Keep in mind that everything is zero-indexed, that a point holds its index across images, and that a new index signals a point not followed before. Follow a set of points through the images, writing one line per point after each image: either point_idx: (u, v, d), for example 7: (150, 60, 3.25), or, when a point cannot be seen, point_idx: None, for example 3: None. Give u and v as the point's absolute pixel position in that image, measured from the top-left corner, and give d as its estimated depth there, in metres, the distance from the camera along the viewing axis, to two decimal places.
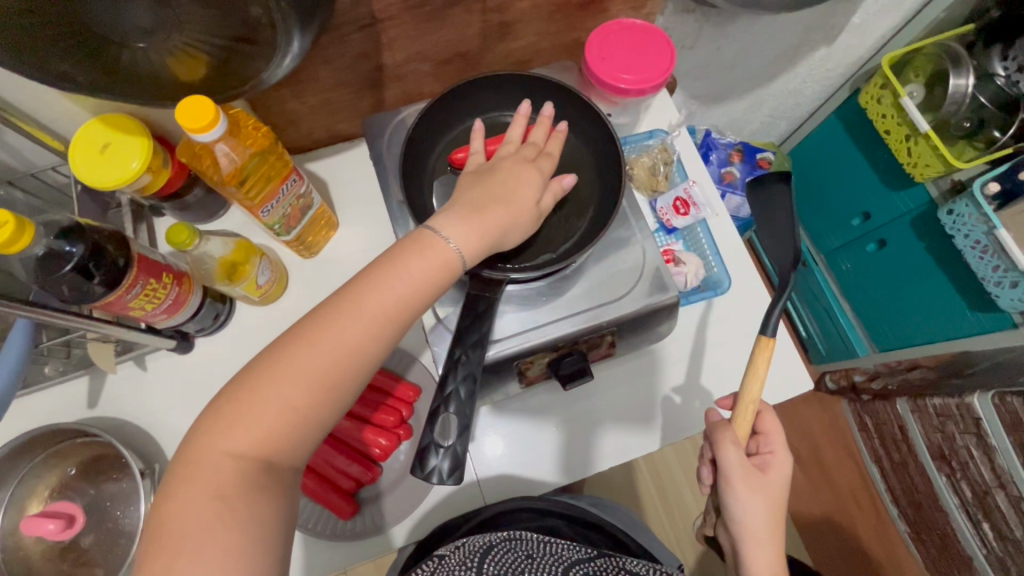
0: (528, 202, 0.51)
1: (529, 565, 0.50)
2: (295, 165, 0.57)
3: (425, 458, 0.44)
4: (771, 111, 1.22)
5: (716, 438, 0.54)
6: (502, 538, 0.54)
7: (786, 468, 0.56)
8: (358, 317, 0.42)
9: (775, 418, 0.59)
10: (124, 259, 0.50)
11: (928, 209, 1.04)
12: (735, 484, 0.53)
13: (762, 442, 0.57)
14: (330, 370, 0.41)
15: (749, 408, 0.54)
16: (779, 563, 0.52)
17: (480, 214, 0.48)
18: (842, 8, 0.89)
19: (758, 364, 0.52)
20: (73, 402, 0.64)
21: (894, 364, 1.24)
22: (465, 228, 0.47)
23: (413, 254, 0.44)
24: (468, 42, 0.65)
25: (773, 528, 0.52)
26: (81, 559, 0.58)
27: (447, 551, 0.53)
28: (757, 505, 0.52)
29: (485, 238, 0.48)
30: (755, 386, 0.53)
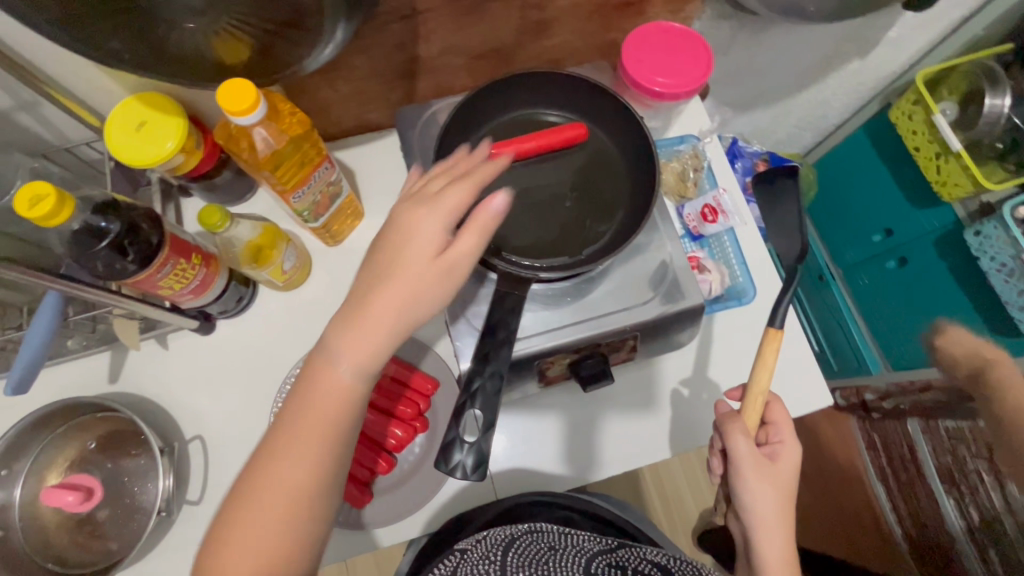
0: (443, 268, 0.42)
1: (553, 555, 0.51)
2: (328, 153, 0.57)
3: (449, 453, 0.45)
4: (799, 122, 1.20)
5: (726, 429, 0.54)
6: (523, 531, 0.54)
7: (795, 455, 0.55)
8: (279, 477, 0.40)
9: (783, 409, 0.59)
10: (158, 238, 0.49)
11: (952, 229, 1.04)
12: (746, 473, 0.53)
13: (771, 432, 0.57)
14: (278, 534, 0.40)
15: (757, 401, 0.54)
16: (790, 553, 0.52)
17: (366, 315, 0.41)
18: (879, 22, 0.88)
19: (767, 356, 0.52)
20: (94, 376, 0.64)
21: (908, 384, 1.18)
22: (357, 339, 0.41)
23: (316, 392, 0.41)
24: (503, 38, 0.64)
25: (783, 517, 0.52)
26: (97, 531, 0.59)
27: (467, 546, 0.52)
28: (767, 493, 0.53)
29: (380, 337, 0.41)
30: (763, 378, 0.53)
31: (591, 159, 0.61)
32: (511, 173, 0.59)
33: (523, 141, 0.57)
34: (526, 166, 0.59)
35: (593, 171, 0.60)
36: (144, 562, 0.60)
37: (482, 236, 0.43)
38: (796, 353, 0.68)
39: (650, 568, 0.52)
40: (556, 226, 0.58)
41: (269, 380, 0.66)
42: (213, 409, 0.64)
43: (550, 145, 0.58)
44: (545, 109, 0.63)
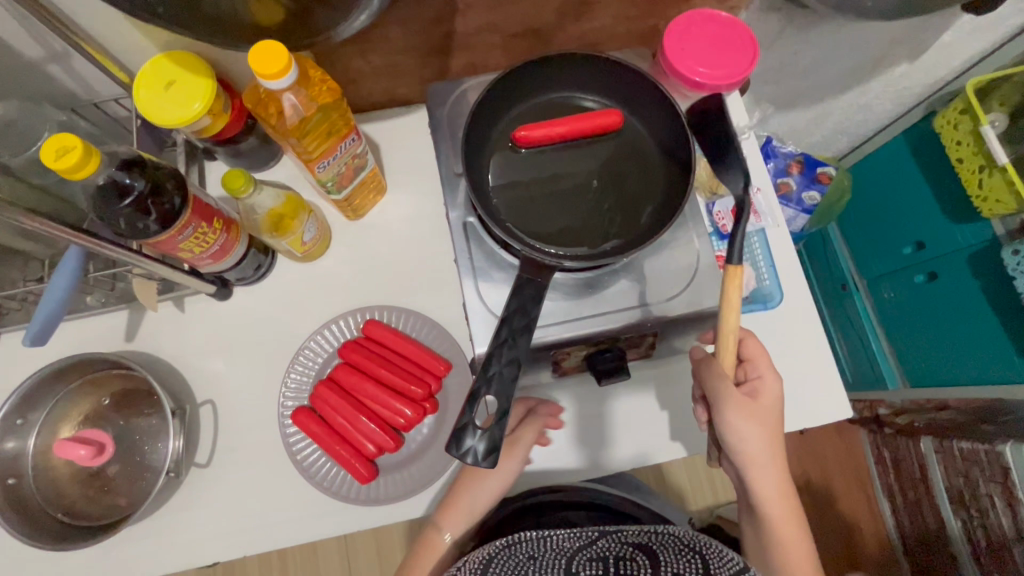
0: (516, 463, 0.60)
1: (533, 568, 0.52)
2: (356, 125, 0.56)
3: (461, 438, 0.42)
4: (837, 126, 1.16)
5: (705, 375, 0.55)
6: (502, 546, 0.55)
7: (776, 386, 0.56)
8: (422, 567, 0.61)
9: (758, 343, 0.59)
10: (180, 200, 0.48)
11: (989, 246, 1.00)
12: (730, 417, 0.54)
13: (749, 369, 0.57)
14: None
15: (728, 342, 0.52)
16: (783, 472, 0.56)
17: (467, 507, 0.59)
18: (934, 25, 0.84)
19: (731, 297, 0.50)
20: (112, 332, 0.65)
21: (922, 402, 1.19)
22: (459, 514, 0.60)
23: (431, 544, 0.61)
24: (543, 18, 0.62)
25: (772, 448, 0.55)
26: (107, 486, 0.60)
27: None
28: (753, 432, 0.54)
29: (465, 509, 0.59)
30: (732, 318, 0.50)
31: (624, 148, 0.58)
32: (540, 158, 0.58)
33: (554, 123, 0.56)
34: (556, 151, 0.58)
35: (626, 161, 0.58)
36: (153, 518, 0.61)
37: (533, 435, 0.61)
38: (820, 363, 0.65)
39: (632, 551, 0.52)
40: (585, 216, 0.56)
41: (282, 351, 0.66)
42: (226, 375, 0.65)
43: (582, 131, 0.57)
44: (581, 94, 0.60)
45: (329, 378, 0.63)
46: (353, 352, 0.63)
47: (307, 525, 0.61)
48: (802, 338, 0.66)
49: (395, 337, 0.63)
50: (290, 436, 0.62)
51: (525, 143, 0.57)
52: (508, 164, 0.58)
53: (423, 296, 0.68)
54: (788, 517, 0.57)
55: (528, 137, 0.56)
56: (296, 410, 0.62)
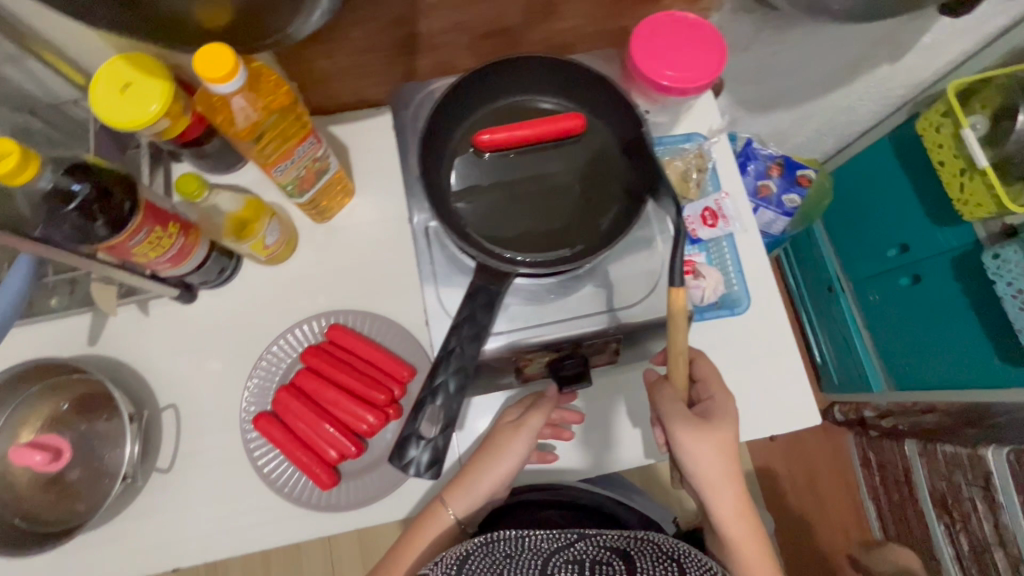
0: (524, 444, 0.56)
1: (509, 567, 0.50)
2: (314, 128, 0.55)
3: (404, 449, 0.43)
4: (821, 127, 1.15)
5: (656, 396, 0.56)
6: (478, 543, 0.53)
7: (729, 404, 0.55)
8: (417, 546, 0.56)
9: (709, 363, 0.59)
10: (130, 205, 0.48)
11: (971, 250, 0.99)
12: (683, 440, 0.53)
13: (702, 390, 0.57)
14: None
15: (678, 362, 0.52)
16: (744, 495, 0.54)
17: (474, 487, 0.56)
18: (914, 27, 0.83)
19: (679, 322, 0.49)
20: (75, 336, 0.64)
21: (908, 404, 1.18)
22: (465, 492, 0.56)
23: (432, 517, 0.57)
24: (509, 19, 0.61)
25: (730, 468, 0.53)
26: (66, 491, 0.60)
27: (426, 570, 0.51)
28: (709, 454, 0.53)
29: (467, 493, 0.56)
30: (680, 338, 0.50)
31: (587, 152, 0.58)
32: (502, 162, 0.57)
33: (517, 126, 0.55)
34: (518, 155, 0.57)
35: (588, 165, 0.57)
36: (114, 523, 0.60)
37: (542, 418, 0.57)
38: (791, 370, 0.65)
39: (610, 555, 0.52)
40: (544, 220, 0.56)
41: (247, 354, 0.65)
42: (190, 379, 0.64)
43: (545, 134, 0.56)
44: (541, 95, 0.60)
45: (291, 384, 0.63)
46: (315, 357, 0.62)
47: (268, 531, 0.60)
48: (772, 344, 0.65)
49: (359, 341, 0.63)
50: (251, 441, 0.62)
51: (488, 147, 0.56)
52: (470, 169, 0.57)
53: (389, 300, 0.67)
54: (756, 544, 0.54)
55: (489, 140, 0.56)
56: (257, 415, 0.61)
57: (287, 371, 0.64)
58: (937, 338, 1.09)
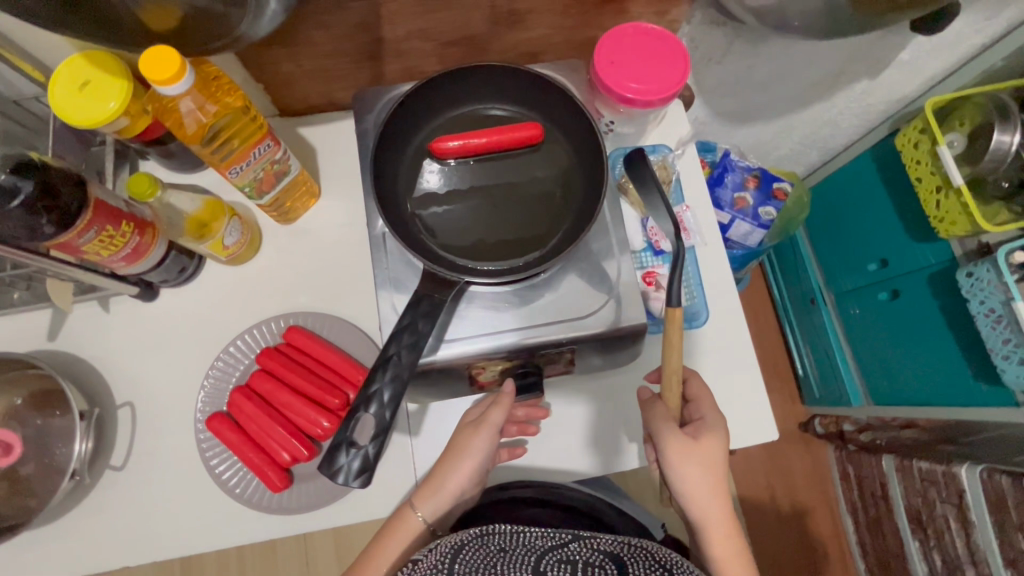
0: (488, 440, 0.56)
1: (501, 561, 0.48)
2: (272, 129, 0.55)
3: (335, 455, 0.43)
4: (802, 140, 1.15)
5: (647, 414, 0.56)
6: (474, 535, 0.51)
7: (720, 422, 0.54)
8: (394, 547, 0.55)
9: (702, 383, 0.59)
10: (78, 204, 0.49)
11: (948, 267, 0.99)
12: (671, 459, 0.52)
13: (693, 410, 0.57)
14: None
15: (673, 381, 0.54)
16: (733, 517, 0.52)
17: (441, 486, 0.55)
18: (889, 44, 0.83)
19: (674, 339, 0.51)
20: (35, 331, 0.64)
21: (888, 420, 1.20)
22: (432, 494, 0.56)
23: (402, 525, 0.55)
24: (474, 26, 0.62)
25: (717, 487, 0.51)
26: (17, 485, 0.59)
27: (420, 556, 0.50)
28: (697, 475, 0.51)
29: (434, 499, 0.56)
30: (675, 358, 0.52)
31: (542, 161, 0.58)
32: (458, 169, 0.58)
33: (473, 136, 0.56)
34: (478, 163, 0.58)
35: (547, 175, 0.57)
36: (66, 519, 0.60)
37: (506, 412, 0.56)
38: (751, 385, 0.64)
39: (602, 560, 0.49)
40: (495, 228, 0.56)
41: (206, 353, 0.65)
42: (149, 376, 0.64)
43: (501, 143, 0.56)
44: (492, 102, 0.60)
45: (246, 385, 0.63)
46: (271, 359, 0.63)
47: (219, 532, 0.60)
48: (732, 359, 0.65)
49: (317, 344, 0.63)
50: (204, 442, 0.62)
51: (446, 154, 0.56)
52: (429, 176, 0.57)
53: (350, 302, 0.67)
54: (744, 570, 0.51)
55: (446, 148, 0.56)
56: (211, 416, 0.62)
57: (243, 373, 0.64)
58: (917, 356, 1.09)
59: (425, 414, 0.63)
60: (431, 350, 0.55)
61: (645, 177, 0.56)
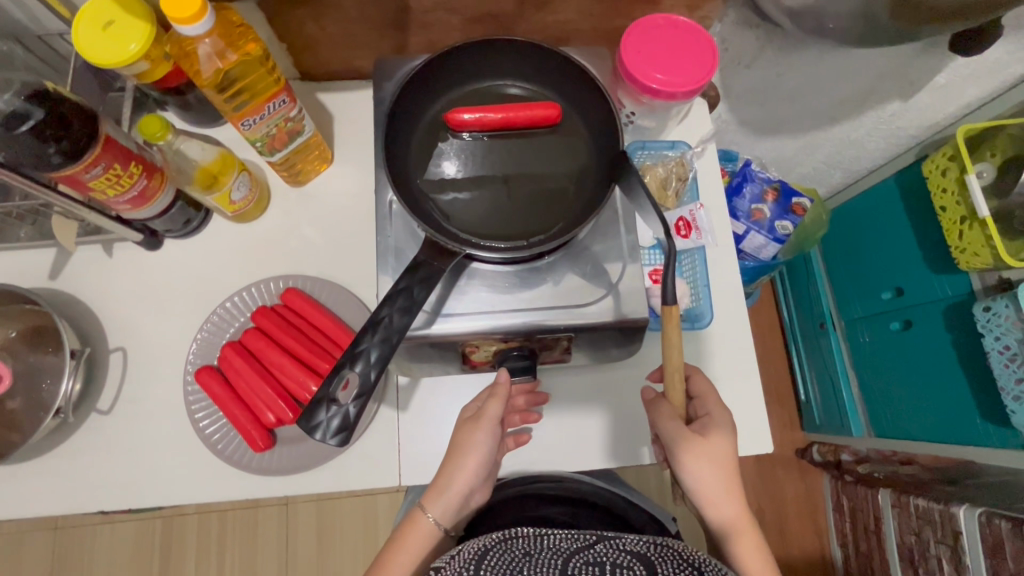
0: (490, 434, 0.53)
1: (527, 568, 0.40)
2: (288, 85, 0.55)
3: (314, 411, 0.42)
4: (826, 159, 1.13)
5: (654, 415, 0.54)
6: (497, 540, 0.45)
7: (727, 419, 0.53)
8: (413, 551, 0.52)
9: (705, 379, 0.57)
10: (88, 137, 0.49)
11: (965, 301, 0.96)
12: (681, 456, 0.51)
13: (699, 406, 0.55)
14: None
15: (675, 378, 0.51)
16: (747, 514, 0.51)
17: (449, 484, 0.52)
18: (924, 65, 0.81)
19: (672, 337, 0.48)
20: (37, 269, 0.65)
21: (888, 454, 1.18)
22: (440, 493, 0.52)
23: (414, 526, 0.52)
24: (502, 4, 0.61)
25: (730, 484, 0.51)
26: (4, 417, 0.59)
27: (440, 564, 0.43)
28: (706, 473, 0.50)
29: (450, 500, 0.52)
30: (675, 355, 0.49)
31: (556, 142, 0.57)
32: (471, 143, 0.57)
33: (489, 111, 0.55)
34: (491, 140, 0.57)
35: (561, 158, 0.57)
36: (48, 457, 0.60)
37: (504, 403, 0.54)
38: (751, 394, 0.63)
39: (630, 560, 0.41)
40: (501, 206, 0.55)
41: (203, 307, 0.65)
42: (144, 324, 0.64)
43: (518, 120, 0.55)
44: (510, 80, 0.59)
45: (238, 342, 0.62)
46: (267, 318, 0.62)
47: (197, 487, 0.59)
48: (733, 366, 0.64)
49: (313, 309, 0.62)
50: (191, 395, 0.61)
51: (462, 127, 0.56)
52: (440, 147, 0.57)
53: (351, 271, 0.67)
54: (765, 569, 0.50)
55: (461, 121, 0.55)
56: (200, 368, 0.61)
57: (235, 330, 0.64)
58: (926, 390, 1.06)
59: (414, 390, 0.63)
60: (425, 324, 0.54)
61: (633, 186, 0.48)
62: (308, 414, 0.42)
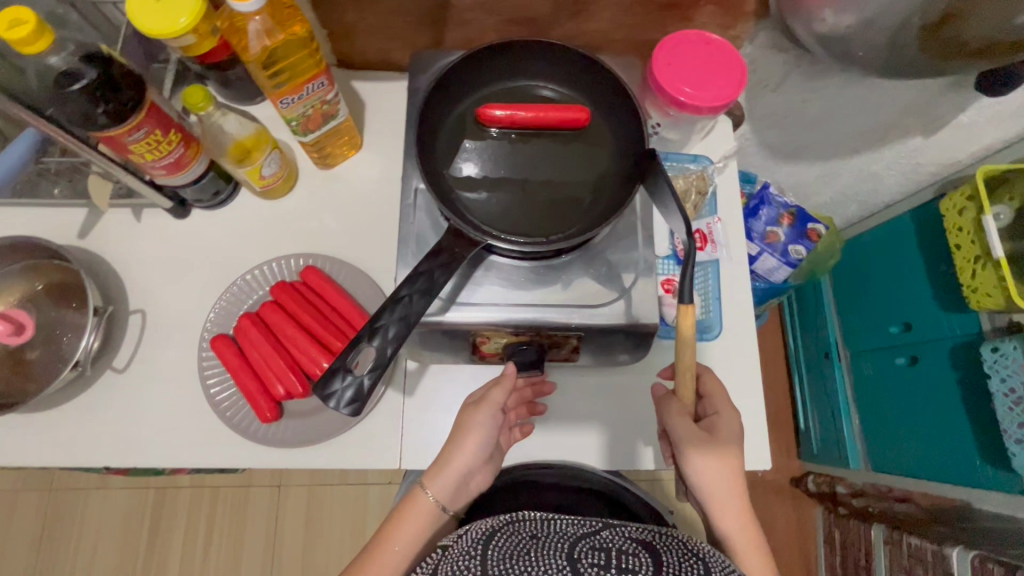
0: (492, 420, 0.54)
1: (533, 547, 0.42)
2: (328, 69, 0.57)
3: (330, 380, 0.43)
4: (844, 190, 1.14)
5: (664, 411, 0.55)
6: (504, 523, 0.46)
7: (734, 422, 0.55)
8: (414, 531, 0.52)
9: (716, 379, 0.58)
10: (134, 101, 0.51)
11: (973, 341, 0.96)
12: (692, 455, 0.52)
13: (707, 405, 0.56)
14: (413, 559, 0.52)
15: (686, 377, 0.52)
16: (751, 516, 0.52)
17: (450, 462, 0.53)
18: (948, 103, 0.82)
19: (686, 337, 0.49)
20: (67, 226, 0.66)
21: (885, 490, 1.17)
22: (442, 472, 0.53)
23: (413, 507, 0.53)
24: (539, 8, 0.63)
25: (736, 487, 0.52)
26: (22, 366, 0.61)
27: (450, 543, 0.46)
28: (717, 471, 0.52)
29: (454, 482, 0.53)
30: (688, 353, 0.50)
31: (583, 146, 0.58)
32: (500, 139, 0.58)
33: (520, 108, 0.56)
34: (519, 138, 0.58)
35: (584, 161, 0.58)
36: (59, 409, 0.62)
37: (508, 393, 0.55)
38: (753, 409, 0.63)
39: (635, 547, 0.42)
40: (524, 202, 0.56)
41: (223, 277, 0.67)
42: (165, 289, 0.66)
43: (546, 121, 0.57)
44: (542, 82, 0.61)
45: (255, 313, 0.64)
46: (286, 292, 0.63)
47: (202, 452, 0.61)
48: (737, 379, 0.64)
49: (329, 287, 0.64)
50: (205, 360, 0.63)
51: (492, 123, 0.57)
52: (469, 140, 0.58)
53: (370, 254, 0.68)
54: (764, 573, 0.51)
55: (491, 116, 0.56)
56: (216, 336, 0.63)
57: (254, 303, 0.65)
58: (927, 428, 1.05)
59: (422, 375, 0.64)
60: (439, 310, 0.55)
61: (659, 186, 0.49)
62: (324, 384, 0.43)
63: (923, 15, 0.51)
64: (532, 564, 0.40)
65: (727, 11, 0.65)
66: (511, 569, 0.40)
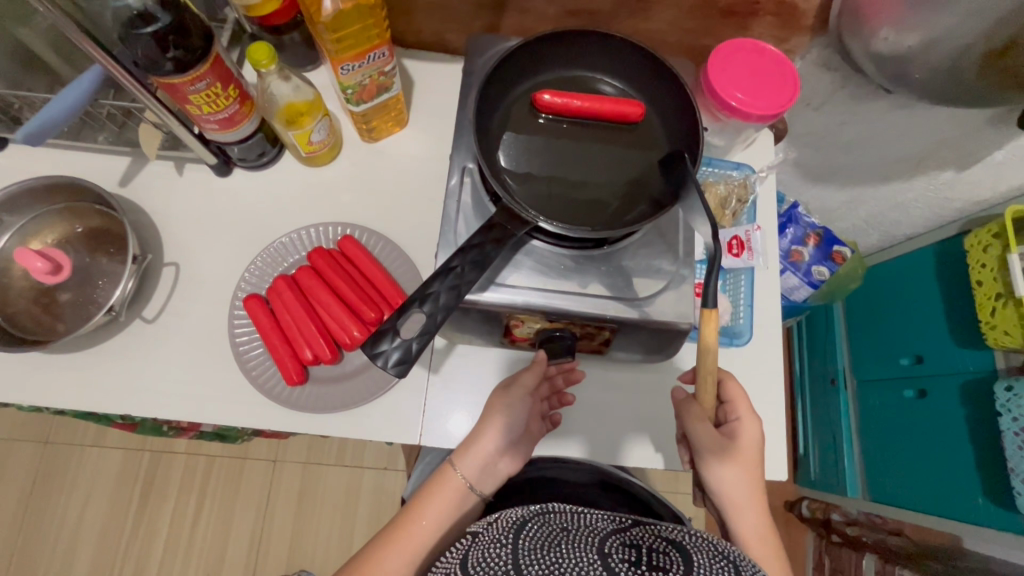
0: (520, 401, 0.56)
1: (563, 538, 0.41)
2: (390, 42, 0.57)
3: (378, 341, 0.45)
4: (868, 217, 1.15)
5: (684, 415, 0.55)
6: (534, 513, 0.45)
7: (757, 429, 0.54)
8: (438, 513, 0.52)
9: (738, 385, 0.56)
10: (201, 50, 0.51)
11: (985, 378, 0.96)
12: (713, 462, 0.53)
13: (728, 410, 0.55)
14: (437, 542, 0.51)
15: (707, 380, 0.51)
16: (771, 523, 0.53)
17: (478, 441, 0.53)
18: (986, 139, 0.79)
19: (708, 340, 0.48)
20: (111, 173, 0.67)
21: (879, 521, 1.18)
22: (471, 451, 0.53)
23: (442, 488, 0.53)
24: (600, 2, 0.64)
25: (755, 491, 0.53)
26: (52, 306, 0.61)
27: (479, 530, 0.45)
28: (739, 477, 0.53)
29: (482, 463, 0.53)
30: (710, 358, 0.49)
31: (637, 140, 0.59)
32: (555, 126, 0.59)
33: (576, 97, 0.57)
34: (574, 127, 0.59)
35: (632, 155, 0.58)
36: (84, 352, 0.62)
37: (536, 379, 0.58)
38: (774, 418, 0.63)
39: (666, 546, 0.41)
40: (573, 190, 0.56)
41: (259, 239, 0.67)
42: (200, 245, 0.66)
43: (600, 112, 0.57)
44: (603, 77, 0.62)
45: (291, 277, 0.65)
46: (323, 259, 0.64)
47: (223, 408, 0.61)
48: (761, 388, 0.64)
49: (366, 259, 0.64)
50: (236, 319, 0.63)
51: (547, 109, 0.58)
52: (525, 125, 0.59)
53: (407, 230, 0.68)
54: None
55: (545, 103, 0.57)
56: (250, 296, 0.63)
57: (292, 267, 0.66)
58: (930, 461, 1.05)
59: (448, 355, 0.64)
60: (478, 289, 0.55)
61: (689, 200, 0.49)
62: (371, 342, 0.45)
63: (985, 41, 0.52)
64: (562, 557, 0.39)
65: (784, 23, 0.66)
66: (541, 562, 0.39)
